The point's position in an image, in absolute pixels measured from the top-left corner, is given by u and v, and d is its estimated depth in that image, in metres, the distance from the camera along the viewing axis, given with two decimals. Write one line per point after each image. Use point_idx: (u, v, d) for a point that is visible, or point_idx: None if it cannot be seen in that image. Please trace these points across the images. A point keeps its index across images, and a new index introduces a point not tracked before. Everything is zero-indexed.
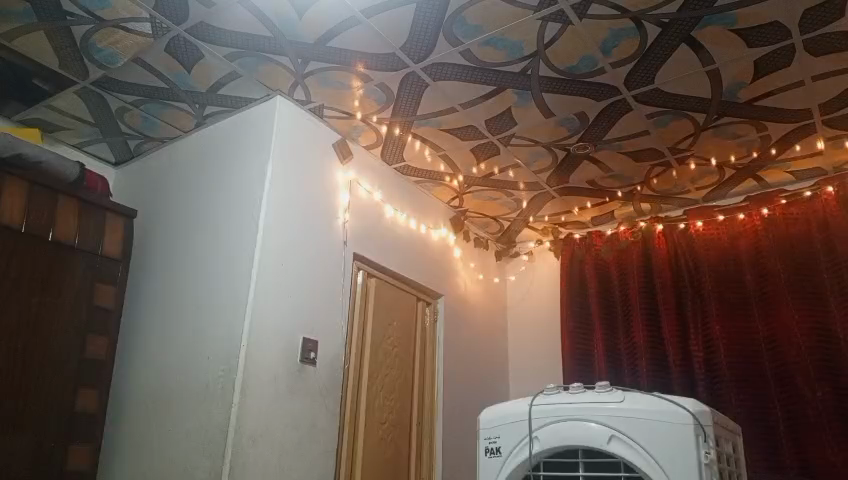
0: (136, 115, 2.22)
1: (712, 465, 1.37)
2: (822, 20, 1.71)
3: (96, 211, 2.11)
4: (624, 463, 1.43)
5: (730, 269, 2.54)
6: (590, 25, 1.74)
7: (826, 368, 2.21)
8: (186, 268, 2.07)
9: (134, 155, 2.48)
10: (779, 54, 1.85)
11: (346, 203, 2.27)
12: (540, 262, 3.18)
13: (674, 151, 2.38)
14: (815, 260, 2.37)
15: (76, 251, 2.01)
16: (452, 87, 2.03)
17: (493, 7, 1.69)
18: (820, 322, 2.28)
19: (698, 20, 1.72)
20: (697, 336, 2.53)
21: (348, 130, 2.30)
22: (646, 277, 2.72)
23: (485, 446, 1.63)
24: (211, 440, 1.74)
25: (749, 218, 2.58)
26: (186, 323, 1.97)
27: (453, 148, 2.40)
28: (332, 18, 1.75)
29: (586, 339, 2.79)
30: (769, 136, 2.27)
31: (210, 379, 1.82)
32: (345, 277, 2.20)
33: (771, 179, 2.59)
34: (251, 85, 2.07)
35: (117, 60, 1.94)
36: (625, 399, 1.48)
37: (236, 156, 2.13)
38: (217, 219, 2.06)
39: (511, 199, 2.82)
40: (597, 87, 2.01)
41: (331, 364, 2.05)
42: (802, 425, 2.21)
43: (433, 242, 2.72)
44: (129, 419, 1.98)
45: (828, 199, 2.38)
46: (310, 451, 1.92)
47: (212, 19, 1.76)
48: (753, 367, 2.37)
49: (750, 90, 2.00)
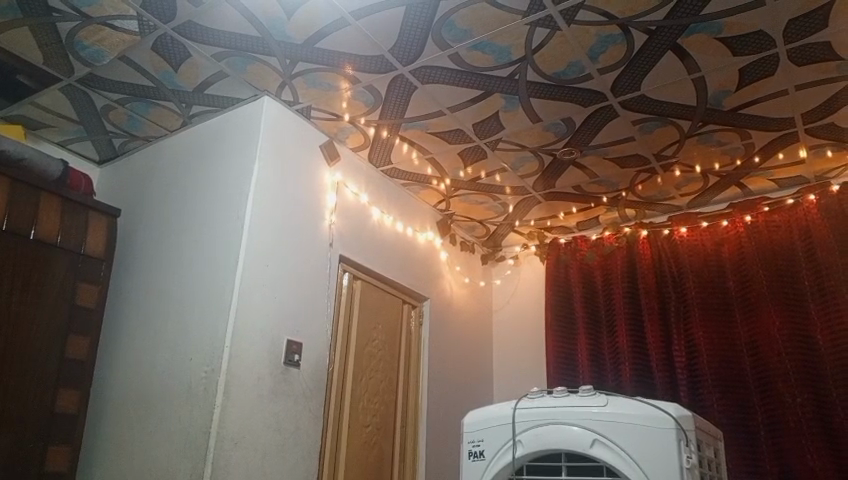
0: (122, 113, 2.20)
1: (694, 469, 1.37)
2: (807, 30, 1.73)
3: (79, 210, 2.09)
4: (606, 467, 1.43)
5: (713, 274, 2.57)
6: (579, 31, 1.75)
7: (806, 374, 2.24)
8: (170, 267, 2.05)
9: (118, 153, 2.46)
10: (764, 62, 1.87)
11: (333, 204, 2.26)
12: (525, 266, 3.19)
13: (659, 158, 2.40)
14: (797, 267, 2.40)
15: (58, 250, 1.99)
16: (440, 90, 2.04)
17: (481, 12, 1.69)
18: (801, 328, 2.30)
19: (684, 28, 1.73)
20: (680, 342, 2.55)
21: (335, 132, 2.30)
22: (630, 282, 2.73)
23: (469, 449, 1.63)
24: (193, 442, 1.72)
25: (732, 225, 2.61)
26: (169, 324, 1.95)
27: (440, 151, 2.41)
28: (321, 19, 1.75)
29: (570, 343, 2.80)
30: (753, 144, 2.30)
31: (192, 380, 1.81)
32: (331, 278, 2.19)
33: (754, 187, 2.62)
34: (238, 86, 2.06)
35: (104, 57, 1.92)
36: (609, 403, 1.49)
37: (222, 155, 2.12)
38: (201, 219, 2.05)
39: (498, 203, 2.82)
40: (585, 93, 2.03)
41: (315, 366, 2.05)
42: (782, 430, 2.23)
43: (419, 245, 2.72)
44: (109, 421, 1.96)
45: (810, 207, 2.41)
46: (293, 454, 1.91)
47: (200, 18, 1.75)
48: (735, 372, 2.39)
49: (735, 97, 2.02)
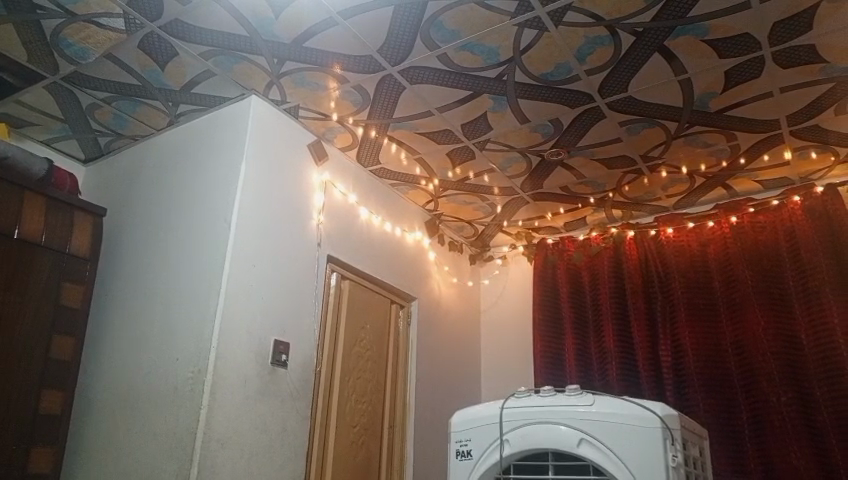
0: (108, 112, 2.19)
1: (680, 468, 1.39)
2: (792, 33, 1.75)
3: (63, 208, 2.07)
4: (593, 466, 1.44)
5: (699, 274, 2.59)
6: (566, 33, 1.76)
7: (790, 373, 2.27)
8: (156, 267, 2.04)
9: (103, 152, 2.44)
10: (750, 65, 1.88)
11: (321, 204, 2.26)
12: (513, 265, 3.21)
13: (645, 159, 2.41)
14: (781, 268, 2.43)
15: (42, 249, 1.97)
16: (429, 90, 2.04)
17: (470, 13, 1.70)
18: (786, 328, 2.33)
19: (671, 30, 1.75)
20: (666, 341, 2.56)
21: (323, 132, 2.29)
22: (617, 282, 2.75)
23: (456, 448, 1.64)
24: (179, 443, 1.71)
25: (718, 226, 2.63)
26: (155, 325, 1.94)
27: (428, 151, 2.41)
28: (310, 19, 1.74)
29: (558, 342, 2.81)
30: (739, 145, 2.32)
31: (179, 380, 1.80)
32: (319, 278, 2.18)
33: (739, 188, 2.64)
34: (225, 85, 2.05)
35: (89, 55, 1.90)
36: (595, 402, 1.50)
37: (209, 154, 2.11)
38: (188, 219, 2.04)
39: (486, 204, 2.83)
40: (572, 95, 2.04)
41: (302, 367, 2.04)
42: (768, 428, 2.26)
43: (407, 245, 2.73)
44: (93, 422, 1.95)
45: (794, 208, 2.45)
46: (280, 455, 1.90)
47: (188, 17, 1.74)
48: (720, 372, 2.41)
49: (721, 99, 2.04)
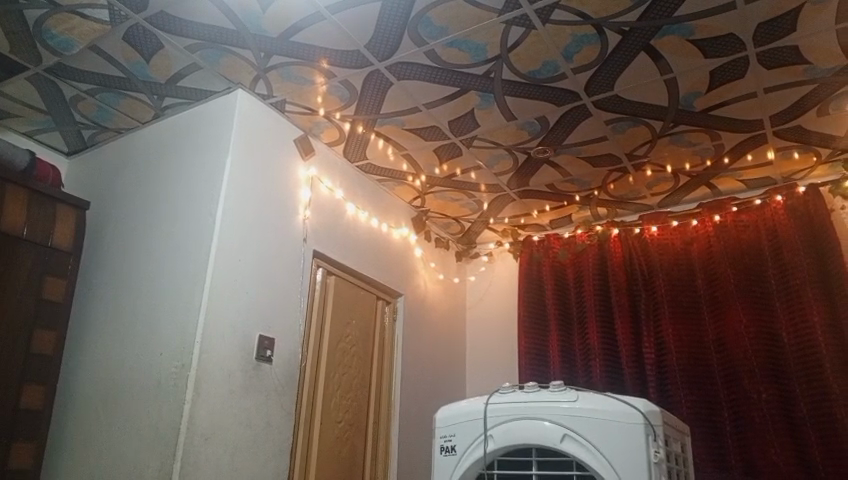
0: (91, 104, 2.16)
1: (661, 463, 1.40)
2: (775, 34, 1.77)
3: (46, 201, 2.05)
4: (576, 461, 1.46)
5: (682, 272, 2.62)
6: (553, 31, 1.77)
7: (771, 371, 2.30)
8: (139, 261, 2.02)
9: (87, 145, 2.42)
10: (734, 65, 1.90)
11: (307, 199, 2.25)
12: (499, 262, 3.22)
13: (630, 157, 2.43)
14: (763, 266, 2.46)
15: (24, 242, 1.95)
16: (416, 86, 2.04)
17: (457, 9, 1.70)
18: (767, 326, 2.36)
19: (656, 30, 1.76)
20: (649, 339, 2.58)
21: (310, 126, 2.29)
22: (601, 279, 2.77)
23: (441, 444, 1.65)
24: (162, 438, 1.70)
25: (701, 225, 2.66)
26: (138, 320, 1.93)
27: (415, 147, 2.41)
28: (297, 13, 1.73)
29: (542, 339, 2.83)
30: (723, 145, 2.34)
31: (162, 375, 1.79)
32: (304, 274, 2.18)
33: (723, 187, 2.67)
34: (211, 78, 2.04)
35: (73, 46, 1.88)
36: (578, 398, 1.51)
37: (194, 148, 2.09)
38: (172, 214, 2.02)
39: (473, 200, 2.84)
40: (559, 93, 2.05)
41: (287, 362, 2.04)
42: (748, 425, 2.29)
43: (394, 241, 2.73)
44: (76, 417, 1.93)
45: (776, 207, 2.48)
46: (264, 450, 1.90)
47: (173, 8, 1.72)
48: (702, 370, 2.44)
49: (706, 99, 2.06)
